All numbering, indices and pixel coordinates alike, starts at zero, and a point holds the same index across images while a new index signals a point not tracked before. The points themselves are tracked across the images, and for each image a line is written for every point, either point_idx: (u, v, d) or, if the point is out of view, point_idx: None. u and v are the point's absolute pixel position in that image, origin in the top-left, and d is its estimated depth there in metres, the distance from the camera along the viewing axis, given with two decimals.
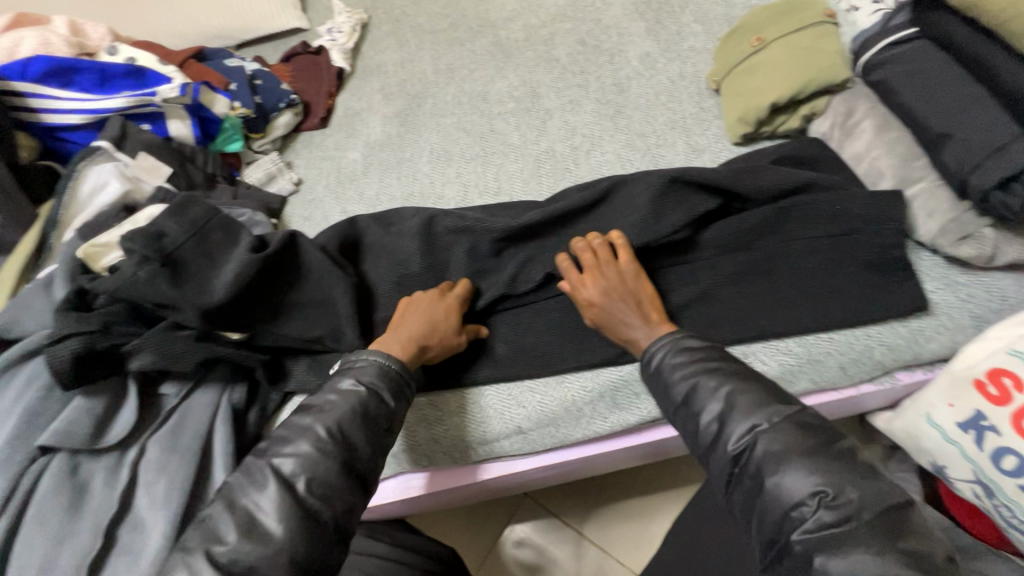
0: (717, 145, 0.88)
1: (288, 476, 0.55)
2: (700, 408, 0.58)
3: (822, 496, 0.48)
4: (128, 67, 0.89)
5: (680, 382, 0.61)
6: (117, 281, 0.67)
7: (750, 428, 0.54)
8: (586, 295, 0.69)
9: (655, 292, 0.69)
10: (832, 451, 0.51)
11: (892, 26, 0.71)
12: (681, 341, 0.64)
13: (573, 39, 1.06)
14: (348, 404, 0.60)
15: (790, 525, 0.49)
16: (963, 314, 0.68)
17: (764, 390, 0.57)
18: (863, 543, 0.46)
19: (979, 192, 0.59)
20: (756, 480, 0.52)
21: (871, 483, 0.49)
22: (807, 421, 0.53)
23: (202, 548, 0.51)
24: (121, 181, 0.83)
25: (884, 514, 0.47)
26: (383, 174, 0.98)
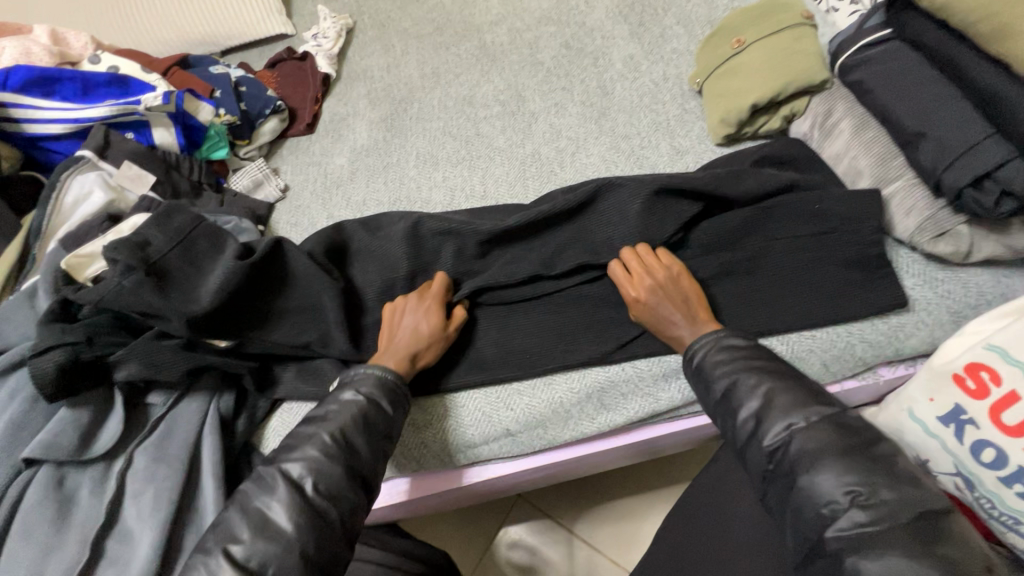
0: (700, 146, 0.89)
1: (297, 478, 0.58)
2: (739, 404, 0.59)
3: (857, 497, 0.49)
4: (111, 76, 0.88)
5: (721, 377, 0.62)
6: (101, 291, 0.67)
7: (788, 426, 0.55)
8: (635, 294, 0.69)
9: (700, 292, 0.70)
10: (869, 453, 0.52)
11: (868, 27, 0.72)
12: (722, 339, 0.65)
13: (558, 43, 1.07)
14: (349, 413, 0.63)
15: (824, 524, 0.50)
16: (941, 310, 0.70)
17: (804, 390, 0.58)
18: (896, 545, 0.47)
19: (953, 190, 0.60)
20: (790, 477, 0.53)
21: (907, 488, 0.49)
22: (848, 423, 0.54)
23: (220, 548, 0.54)
24: (105, 190, 0.83)
25: (919, 517, 0.48)
26: (370, 179, 0.98)
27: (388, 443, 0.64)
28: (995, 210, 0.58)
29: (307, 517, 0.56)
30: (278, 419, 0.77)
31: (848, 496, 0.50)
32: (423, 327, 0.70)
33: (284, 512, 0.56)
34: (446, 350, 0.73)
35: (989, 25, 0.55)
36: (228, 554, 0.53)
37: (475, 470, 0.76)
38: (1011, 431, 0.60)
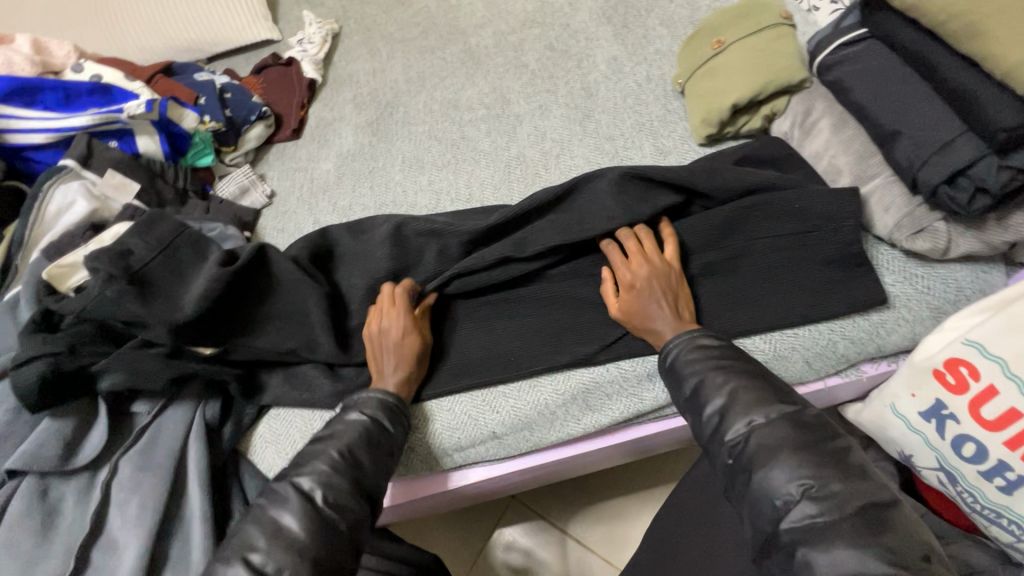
0: (683, 147, 0.90)
1: (307, 490, 0.59)
2: (705, 401, 0.61)
3: (808, 489, 0.51)
4: (93, 85, 0.89)
5: (690, 375, 0.63)
6: (83, 301, 0.67)
7: (748, 423, 0.57)
8: (630, 279, 0.70)
9: (689, 294, 0.71)
10: (824, 449, 0.54)
11: (844, 26, 0.72)
12: (696, 338, 0.65)
13: (542, 45, 1.07)
14: (355, 430, 0.64)
15: (779, 516, 0.52)
16: (921, 307, 0.70)
17: (768, 389, 0.59)
18: (845, 536, 0.48)
19: (928, 187, 0.61)
20: (747, 471, 0.55)
21: (857, 481, 0.51)
22: (804, 420, 0.56)
23: (239, 557, 0.54)
24: (88, 200, 0.83)
25: (866, 509, 0.50)
26: (356, 184, 0.98)
27: (390, 460, 0.64)
28: (970, 207, 0.59)
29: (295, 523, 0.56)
30: (265, 426, 0.77)
31: (801, 489, 0.52)
32: (412, 344, 0.70)
33: (295, 520, 0.56)
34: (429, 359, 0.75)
35: (959, 24, 0.55)
36: (246, 562, 0.54)
37: (462, 472, 0.76)
38: (990, 426, 0.60)
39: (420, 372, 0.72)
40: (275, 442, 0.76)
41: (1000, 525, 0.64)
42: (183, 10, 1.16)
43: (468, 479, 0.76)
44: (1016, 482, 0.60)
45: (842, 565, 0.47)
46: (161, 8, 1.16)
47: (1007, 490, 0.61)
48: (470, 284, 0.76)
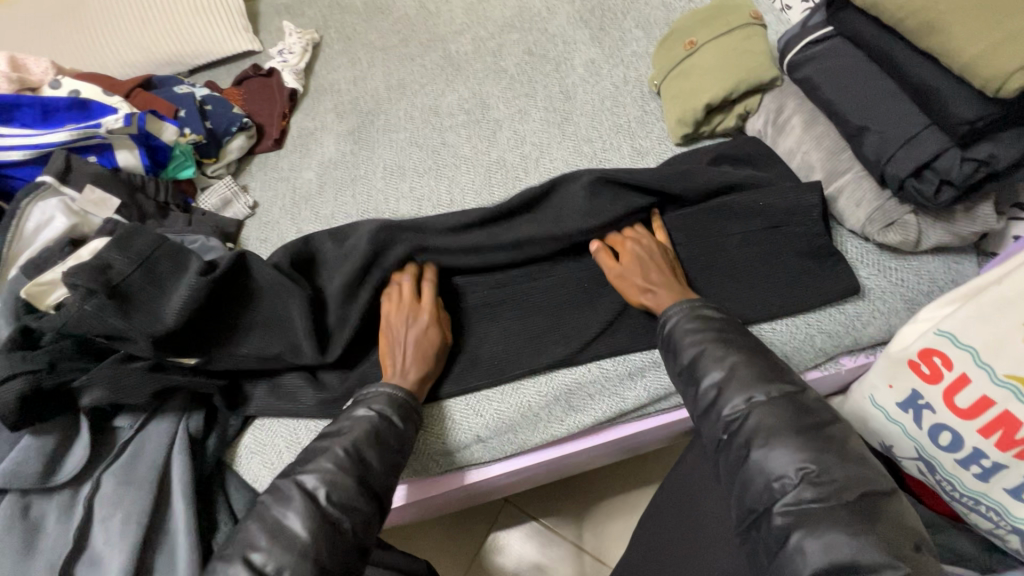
0: (660, 147, 0.91)
1: (311, 489, 0.59)
2: (703, 373, 0.61)
3: (807, 474, 0.52)
4: (71, 100, 0.88)
5: (690, 346, 0.63)
6: (64, 316, 0.67)
7: (748, 401, 0.57)
8: (631, 245, 0.74)
9: (683, 273, 0.73)
10: (822, 434, 0.54)
11: (811, 26, 0.74)
12: (696, 308, 0.66)
13: (521, 50, 1.08)
14: (363, 427, 0.64)
15: (774, 498, 0.52)
16: (895, 298, 0.71)
17: (766, 365, 0.59)
18: (838, 522, 0.49)
19: (897, 180, 0.62)
20: (747, 450, 0.55)
21: (854, 467, 0.52)
22: (804, 403, 0.56)
23: (241, 556, 0.55)
24: (67, 215, 0.83)
25: (861, 495, 0.50)
26: (338, 192, 0.99)
27: (399, 458, 0.64)
28: (935, 199, 0.61)
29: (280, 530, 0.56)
30: (251, 436, 0.77)
31: (799, 472, 0.52)
32: (434, 337, 0.72)
33: (298, 520, 0.56)
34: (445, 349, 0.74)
35: (916, 21, 0.56)
36: (247, 561, 0.54)
37: (447, 477, 0.75)
38: (964, 414, 0.61)
39: (438, 369, 0.73)
40: (260, 452, 0.76)
41: (979, 512, 0.65)
42: (162, 24, 1.16)
43: (453, 484, 0.75)
44: (991, 469, 0.61)
45: (836, 549, 0.48)
46: (140, 22, 1.16)
47: (983, 476, 0.62)
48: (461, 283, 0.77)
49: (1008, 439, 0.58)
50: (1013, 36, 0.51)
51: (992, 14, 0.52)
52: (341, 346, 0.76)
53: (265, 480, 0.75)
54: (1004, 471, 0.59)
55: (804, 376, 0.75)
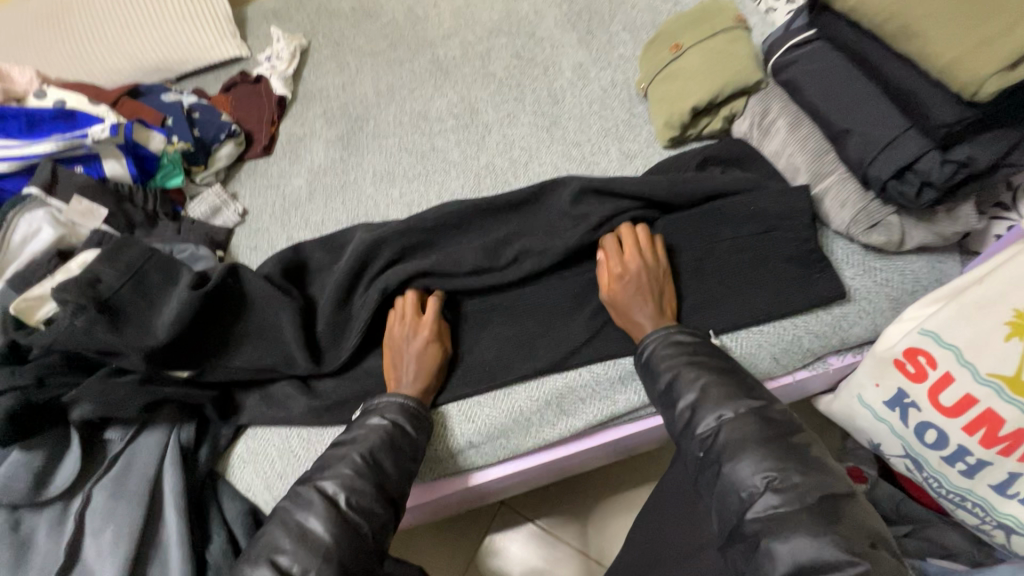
0: (648, 150, 0.91)
1: (331, 494, 0.59)
2: (678, 396, 0.62)
3: (771, 481, 0.53)
4: (57, 111, 0.88)
5: (665, 370, 0.65)
6: (53, 333, 0.66)
7: (718, 417, 0.58)
8: (620, 270, 0.72)
9: (672, 289, 0.73)
10: (787, 442, 0.55)
11: (794, 29, 0.75)
12: (671, 335, 0.67)
13: (509, 54, 1.08)
14: (376, 436, 0.65)
15: (745, 507, 0.53)
16: (881, 299, 0.72)
17: (737, 384, 0.61)
18: (802, 526, 0.50)
19: (879, 182, 0.63)
20: (717, 463, 0.56)
21: (817, 474, 0.53)
22: (770, 415, 0.58)
23: (265, 559, 0.55)
24: (54, 227, 0.82)
25: (823, 499, 0.51)
26: (328, 199, 0.99)
27: (413, 465, 0.66)
28: (918, 199, 0.62)
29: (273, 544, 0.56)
30: (243, 446, 0.77)
31: (765, 481, 0.53)
32: (434, 352, 0.72)
33: (321, 524, 0.57)
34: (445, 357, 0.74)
35: (896, 23, 0.57)
36: (274, 565, 0.55)
37: (441, 483, 0.76)
38: (948, 412, 0.62)
39: (440, 381, 0.73)
40: (253, 462, 0.76)
41: (965, 508, 0.67)
42: (148, 31, 1.16)
43: (448, 490, 0.76)
44: (976, 465, 0.62)
45: (802, 552, 0.48)
46: (126, 29, 1.15)
47: (968, 473, 0.63)
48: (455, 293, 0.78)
49: (992, 436, 0.59)
50: (989, 40, 0.51)
51: (970, 17, 0.53)
52: (335, 353, 0.78)
53: (259, 489, 0.75)
54: (990, 467, 0.61)
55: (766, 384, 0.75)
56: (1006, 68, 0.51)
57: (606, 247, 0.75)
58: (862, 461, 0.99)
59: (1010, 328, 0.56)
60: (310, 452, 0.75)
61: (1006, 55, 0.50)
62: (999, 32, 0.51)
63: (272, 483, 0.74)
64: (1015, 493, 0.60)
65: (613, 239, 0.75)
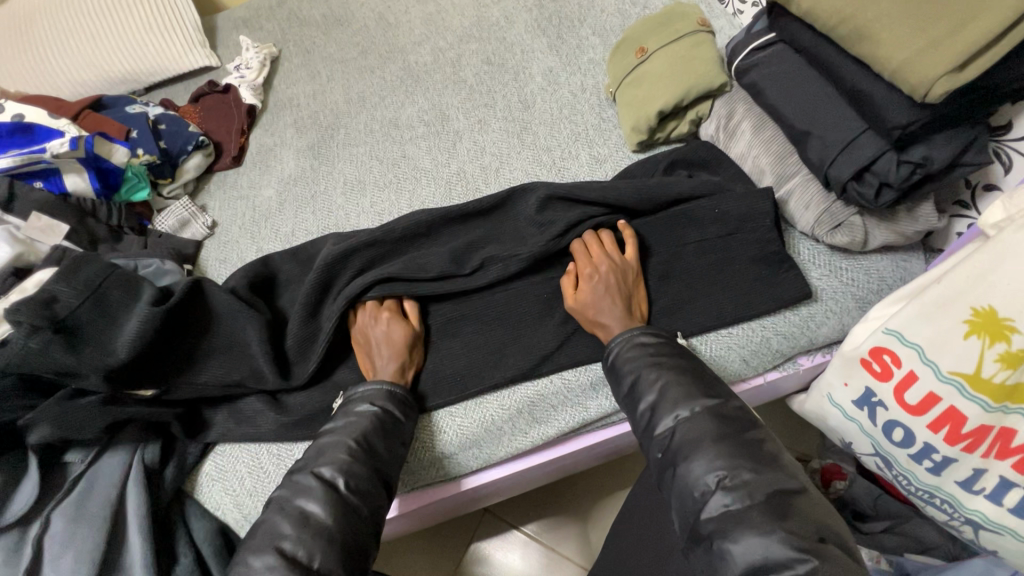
0: (618, 154, 0.92)
1: (328, 479, 0.59)
2: (640, 397, 0.63)
3: (723, 480, 0.53)
4: (14, 125, 0.85)
5: (628, 372, 0.65)
6: (6, 356, 0.63)
7: (675, 417, 0.59)
8: (590, 270, 0.73)
9: (642, 288, 0.74)
10: (745, 439, 0.55)
11: (755, 33, 0.76)
12: (635, 336, 0.67)
13: (480, 60, 1.08)
14: (366, 422, 0.64)
15: (700, 507, 0.53)
16: (847, 298, 0.73)
17: (697, 383, 0.61)
18: (752, 524, 0.49)
19: (839, 183, 0.64)
20: (673, 464, 0.57)
21: (768, 470, 0.53)
22: (726, 413, 0.58)
23: (268, 549, 0.53)
24: (11, 243, 0.78)
25: (774, 495, 0.51)
26: (298, 209, 0.97)
27: (404, 450, 0.66)
28: (877, 200, 0.62)
29: (243, 558, 0.54)
30: (212, 463, 0.75)
31: (716, 480, 0.53)
32: (402, 336, 0.72)
33: (320, 508, 0.56)
34: (419, 345, 0.74)
35: (848, 27, 0.58)
36: (276, 553, 0.53)
37: (415, 493, 0.75)
38: (914, 410, 0.62)
39: (420, 357, 0.74)
40: (222, 479, 0.74)
41: (934, 504, 0.67)
42: (115, 42, 1.13)
43: (422, 501, 0.75)
44: (942, 462, 0.62)
45: (752, 550, 0.48)
46: (91, 40, 1.12)
47: (935, 470, 0.63)
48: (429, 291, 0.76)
49: (956, 434, 0.59)
50: (937, 42, 0.52)
51: (920, 18, 0.53)
52: (304, 365, 0.76)
53: (228, 507, 0.73)
54: (955, 464, 0.61)
55: (736, 386, 0.76)
56: (954, 70, 0.51)
57: (578, 251, 0.75)
58: (841, 458, 1.00)
59: (968, 327, 0.55)
60: (281, 468, 0.74)
61: (955, 57, 0.51)
62: (948, 34, 0.52)
63: (241, 500, 0.73)
64: (981, 489, 0.61)
65: (584, 246, 0.76)
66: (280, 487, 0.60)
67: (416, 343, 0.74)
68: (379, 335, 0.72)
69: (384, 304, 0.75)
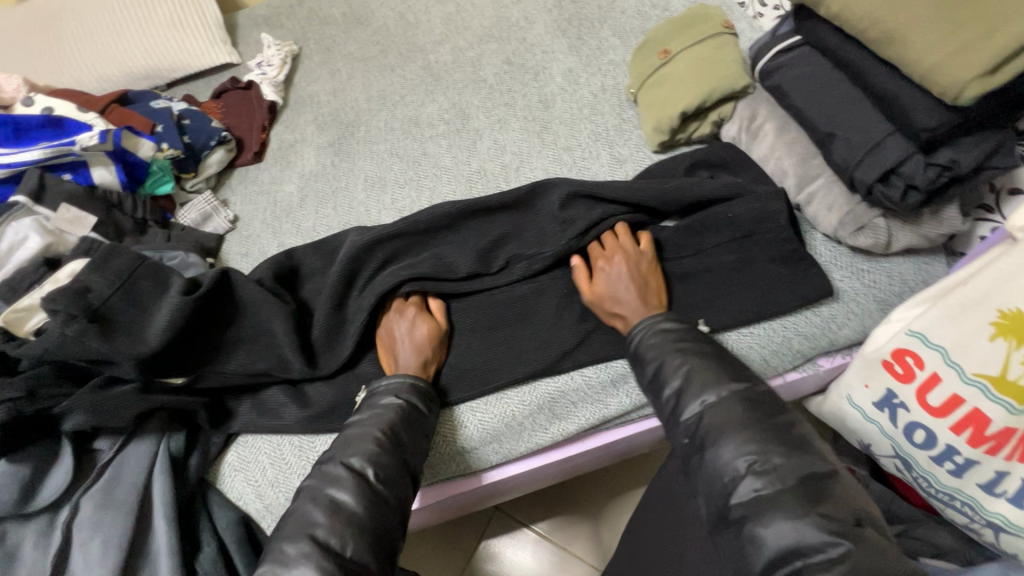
0: (639, 154, 0.93)
1: (358, 468, 0.60)
2: (664, 383, 0.63)
3: (753, 464, 0.53)
4: (44, 118, 0.87)
5: (652, 359, 0.65)
6: (43, 342, 0.65)
7: (701, 403, 0.59)
8: (605, 263, 0.74)
9: (659, 278, 0.74)
10: (774, 423, 0.56)
11: (780, 35, 0.76)
12: (658, 323, 0.68)
13: (500, 59, 1.09)
14: (393, 413, 0.65)
15: (728, 493, 0.53)
16: (868, 300, 0.74)
17: (722, 368, 0.61)
18: (783, 508, 0.50)
19: (865, 185, 0.64)
20: (700, 450, 0.57)
21: (799, 455, 0.53)
22: (755, 397, 0.58)
23: (301, 533, 0.54)
24: (42, 235, 0.80)
25: (806, 479, 0.51)
26: (320, 205, 0.98)
27: (428, 441, 0.67)
28: (903, 202, 0.63)
29: (278, 543, 0.54)
30: (234, 454, 0.76)
31: (747, 464, 0.53)
32: (424, 329, 0.73)
33: (351, 496, 0.57)
34: (443, 340, 0.75)
35: (879, 31, 0.58)
36: (310, 538, 0.54)
37: (436, 487, 0.76)
38: (937, 412, 0.62)
39: (441, 354, 0.75)
40: (244, 470, 0.75)
41: (954, 506, 0.66)
42: (139, 37, 1.15)
43: (442, 495, 0.76)
44: (964, 464, 0.62)
45: (783, 535, 0.49)
46: (117, 37, 1.14)
47: (957, 472, 0.63)
48: (453, 288, 0.77)
49: (980, 435, 0.59)
50: (971, 45, 0.52)
51: (950, 22, 0.54)
52: (331, 356, 0.77)
53: (251, 497, 0.74)
54: (977, 466, 0.61)
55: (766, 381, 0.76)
56: (988, 72, 0.52)
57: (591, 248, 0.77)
58: (854, 461, 1.01)
59: (994, 329, 0.56)
60: (303, 460, 0.75)
61: (988, 59, 0.51)
62: (981, 37, 0.52)
63: (263, 491, 0.74)
64: (1003, 492, 0.60)
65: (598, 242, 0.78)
66: (309, 475, 0.61)
67: (440, 337, 0.75)
68: (404, 330, 0.74)
69: (410, 300, 0.77)
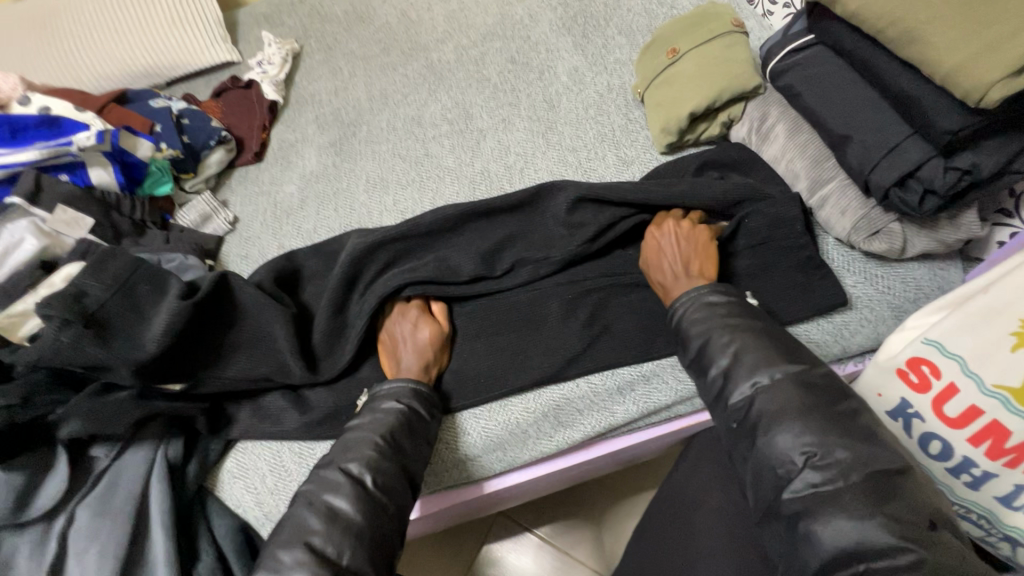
0: (646, 156, 0.91)
1: (356, 474, 0.58)
2: (710, 362, 0.62)
3: (811, 458, 0.51)
4: (40, 117, 0.83)
5: (696, 336, 0.64)
6: (38, 349, 0.63)
7: (753, 385, 0.57)
8: (657, 238, 0.75)
9: (713, 254, 0.73)
10: (834, 412, 0.53)
11: (792, 34, 0.74)
12: (703, 296, 0.66)
13: (504, 58, 1.07)
14: (393, 419, 0.63)
15: (782, 485, 0.52)
16: (882, 307, 0.72)
17: (776, 348, 0.59)
18: (844, 506, 0.48)
19: (881, 189, 0.63)
20: (752, 436, 0.55)
21: (863, 446, 0.50)
22: (814, 382, 0.55)
23: (298, 541, 0.53)
24: (38, 237, 0.78)
25: (872, 475, 0.49)
26: (321, 206, 0.97)
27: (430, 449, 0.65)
28: (921, 208, 0.62)
29: (273, 550, 0.53)
30: (233, 461, 0.75)
31: (804, 457, 0.51)
32: (427, 332, 0.72)
33: (348, 502, 0.56)
34: (446, 343, 0.74)
35: (897, 30, 0.56)
36: (307, 546, 0.52)
37: (438, 495, 0.74)
38: (954, 423, 0.60)
39: (443, 358, 0.73)
40: (243, 477, 0.74)
41: (968, 519, 0.65)
42: (138, 35, 1.13)
43: (443, 504, 0.74)
44: (981, 477, 0.60)
45: (843, 534, 0.47)
46: (115, 34, 1.12)
47: (974, 485, 0.61)
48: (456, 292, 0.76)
49: (999, 448, 0.57)
50: (993, 45, 0.50)
51: (973, 23, 0.52)
52: (331, 361, 0.76)
53: (250, 505, 0.72)
54: (995, 479, 0.59)
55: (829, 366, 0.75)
56: (1013, 74, 0.50)
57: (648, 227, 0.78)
58: None
59: (1017, 338, 0.54)
60: (302, 467, 0.73)
61: (1012, 61, 0.49)
62: (1005, 37, 0.50)
63: (263, 499, 0.72)
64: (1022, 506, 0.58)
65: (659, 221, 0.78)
66: (306, 480, 0.59)
67: (443, 340, 0.73)
68: (407, 331, 0.73)
69: (415, 300, 0.75)
